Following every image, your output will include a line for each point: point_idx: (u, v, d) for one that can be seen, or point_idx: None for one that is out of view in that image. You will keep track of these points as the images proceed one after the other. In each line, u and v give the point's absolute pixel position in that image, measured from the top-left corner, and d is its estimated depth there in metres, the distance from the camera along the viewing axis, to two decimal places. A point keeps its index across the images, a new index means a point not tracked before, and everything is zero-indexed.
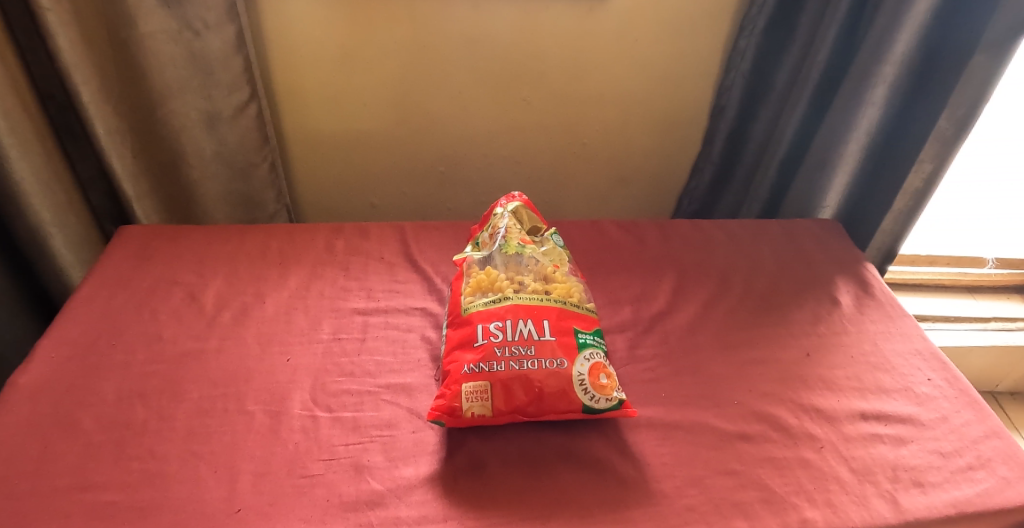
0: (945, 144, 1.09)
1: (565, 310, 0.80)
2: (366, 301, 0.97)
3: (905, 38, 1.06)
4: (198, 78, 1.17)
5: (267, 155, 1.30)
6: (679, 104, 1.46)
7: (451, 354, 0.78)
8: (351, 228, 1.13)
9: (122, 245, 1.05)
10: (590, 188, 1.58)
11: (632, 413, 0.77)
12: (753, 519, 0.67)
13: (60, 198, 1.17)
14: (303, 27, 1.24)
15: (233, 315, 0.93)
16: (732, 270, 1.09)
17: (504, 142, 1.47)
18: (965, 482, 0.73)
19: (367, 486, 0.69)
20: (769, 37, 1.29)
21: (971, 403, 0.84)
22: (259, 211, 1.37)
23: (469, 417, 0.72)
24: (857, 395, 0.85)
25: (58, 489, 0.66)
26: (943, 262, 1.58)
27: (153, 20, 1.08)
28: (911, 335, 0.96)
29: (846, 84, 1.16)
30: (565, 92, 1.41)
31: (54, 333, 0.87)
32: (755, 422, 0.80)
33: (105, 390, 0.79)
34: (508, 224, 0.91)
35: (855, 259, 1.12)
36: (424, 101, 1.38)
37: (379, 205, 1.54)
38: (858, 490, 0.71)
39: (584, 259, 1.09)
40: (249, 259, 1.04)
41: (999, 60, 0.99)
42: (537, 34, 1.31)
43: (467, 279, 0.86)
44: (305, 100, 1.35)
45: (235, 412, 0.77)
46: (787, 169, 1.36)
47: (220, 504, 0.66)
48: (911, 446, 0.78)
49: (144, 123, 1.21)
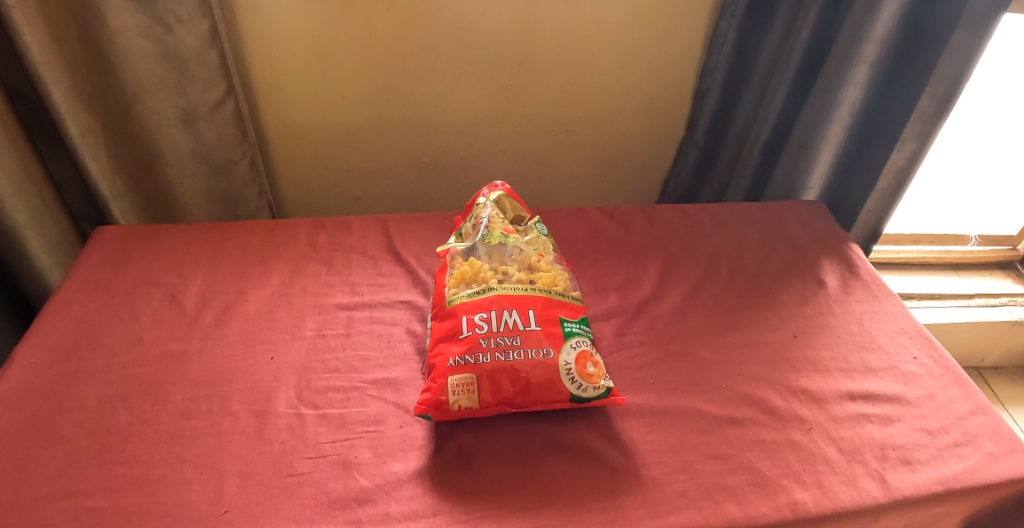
0: (928, 123, 1.09)
1: (549, 300, 0.80)
2: (350, 296, 0.96)
3: (885, 18, 1.05)
4: (172, 74, 1.14)
5: (247, 151, 1.28)
6: (662, 90, 1.46)
7: (436, 347, 0.77)
8: (333, 222, 1.11)
9: (99, 246, 1.03)
10: (574, 176, 1.57)
11: (620, 400, 0.76)
12: (744, 503, 0.67)
13: (35, 200, 1.14)
14: (278, 19, 1.21)
15: (215, 315, 0.91)
16: (717, 254, 1.08)
17: (487, 131, 1.45)
18: (953, 458, 0.74)
19: (355, 483, 0.68)
20: (750, 18, 1.28)
21: (957, 380, 0.85)
22: (242, 208, 1.35)
23: (455, 410, 0.72)
24: (845, 375, 0.85)
25: (40, 497, 0.65)
26: (927, 240, 1.58)
27: (122, 16, 1.05)
28: (896, 314, 0.97)
29: (829, 64, 1.15)
30: (549, 80, 1.39)
31: (32, 339, 0.85)
32: (744, 405, 0.80)
33: (86, 395, 0.77)
34: (491, 214, 0.89)
35: (841, 240, 1.12)
36: (404, 91, 1.35)
37: (364, 198, 1.52)
38: (847, 470, 0.71)
39: (569, 248, 1.08)
40: (230, 257, 1.02)
41: (979, 37, 0.99)
42: (519, 20, 1.29)
43: (450, 271, 0.85)
44: (282, 92, 1.32)
45: (220, 412, 0.76)
46: (771, 152, 1.37)
47: (207, 507, 0.65)
48: (899, 424, 0.78)
49: (119, 122, 1.18)
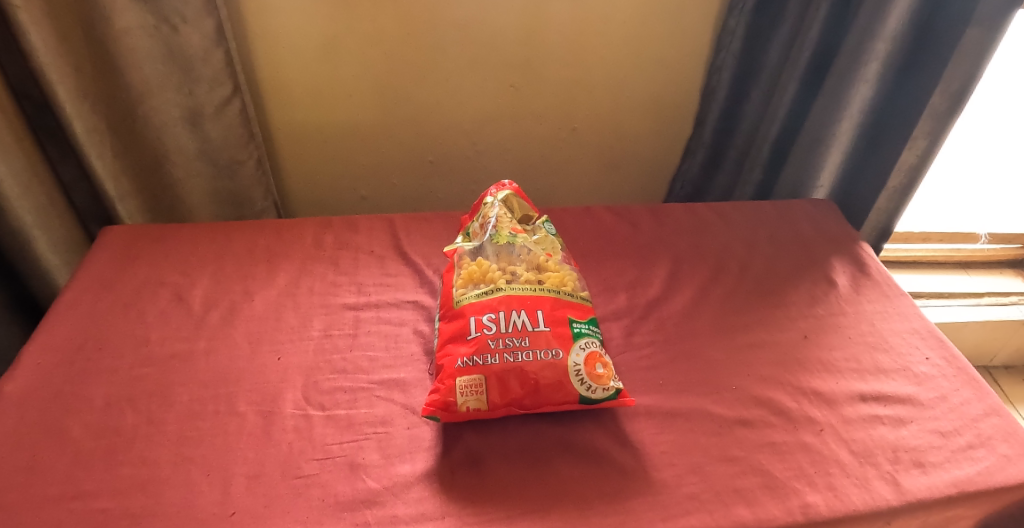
0: (939, 121, 1.08)
1: (558, 300, 0.79)
2: (357, 296, 0.95)
3: (896, 15, 1.04)
4: (178, 73, 1.14)
5: (253, 151, 1.27)
6: (670, 88, 1.45)
7: (443, 348, 0.76)
8: (339, 222, 1.11)
9: (106, 246, 1.03)
10: (582, 174, 1.57)
11: (630, 402, 0.75)
12: (754, 505, 0.66)
13: (42, 200, 1.14)
14: (283, 19, 1.21)
15: (222, 315, 0.91)
16: (726, 253, 1.08)
17: (493, 130, 1.44)
18: (966, 461, 0.73)
19: (363, 484, 0.68)
20: (759, 15, 1.26)
21: (970, 381, 0.84)
22: (248, 208, 1.35)
23: (464, 412, 0.71)
24: (857, 376, 0.84)
25: (47, 498, 0.64)
26: (936, 239, 1.57)
27: (128, 15, 1.04)
28: (908, 314, 0.95)
29: (839, 62, 1.14)
30: (556, 78, 1.39)
31: (39, 339, 0.85)
32: (755, 407, 0.79)
33: (94, 395, 0.77)
34: (499, 214, 0.89)
35: (851, 239, 1.11)
36: (410, 90, 1.35)
37: (370, 197, 1.52)
38: (858, 472, 0.71)
39: (577, 247, 1.07)
40: (236, 257, 1.02)
41: (993, 34, 0.97)
42: (526, 18, 1.28)
43: (458, 271, 0.84)
44: (288, 91, 1.31)
45: (226, 413, 0.76)
46: (780, 150, 1.35)
47: (214, 509, 0.65)
48: (911, 426, 0.77)
49: (125, 122, 1.17)
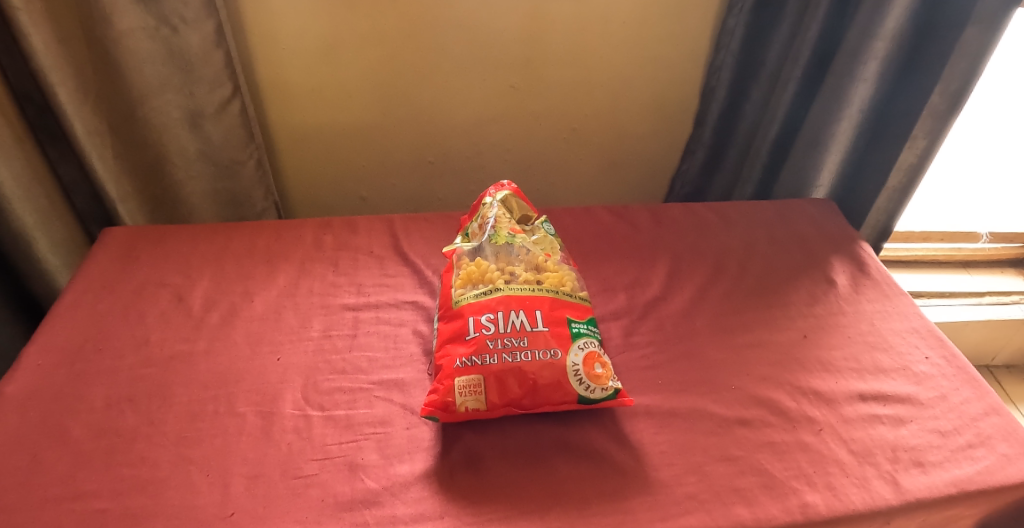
0: (938, 120, 1.08)
1: (557, 300, 0.79)
2: (356, 296, 0.96)
3: (895, 14, 1.04)
4: (178, 75, 1.14)
5: (253, 152, 1.28)
6: (669, 87, 1.45)
7: (442, 348, 0.76)
8: (339, 222, 1.11)
9: (105, 247, 1.03)
10: (581, 174, 1.57)
11: (628, 402, 0.75)
12: (754, 505, 0.66)
13: (43, 201, 1.14)
14: (283, 20, 1.21)
15: (222, 316, 0.91)
16: (725, 253, 1.07)
17: (493, 130, 1.44)
18: (966, 460, 0.73)
19: (362, 485, 0.68)
20: (758, 14, 1.26)
21: (970, 380, 0.84)
22: (248, 209, 1.35)
23: (463, 412, 0.71)
24: (856, 375, 0.84)
25: (46, 499, 0.65)
26: (937, 238, 1.57)
27: (128, 17, 1.05)
28: (908, 314, 0.95)
29: (838, 61, 1.14)
30: (556, 78, 1.39)
31: (40, 340, 0.85)
32: (754, 407, 0.79)
33: (94, 396, 0.77)
34: (498, 214, 0.89)
35: (851, 239, 1.11)
36: (409, 90, 1.35)
37: (370, 198, 1.52)
38: (858, 472, 0.71)
39: (576, 247, 1.07)
40: (236, 258, 1.02)
41: (992, 32, 0.97)
42: (525, 18, 1.28)
43: (457, 271, 0.85)
44: (287, 92, 1.32)
45: (226, 414, 0.76)
46: (779, 149, 1.35)
47: (214, 509, 0.65)
48: (910, 426, 0.77)
49: (126, 124, 1.18)
